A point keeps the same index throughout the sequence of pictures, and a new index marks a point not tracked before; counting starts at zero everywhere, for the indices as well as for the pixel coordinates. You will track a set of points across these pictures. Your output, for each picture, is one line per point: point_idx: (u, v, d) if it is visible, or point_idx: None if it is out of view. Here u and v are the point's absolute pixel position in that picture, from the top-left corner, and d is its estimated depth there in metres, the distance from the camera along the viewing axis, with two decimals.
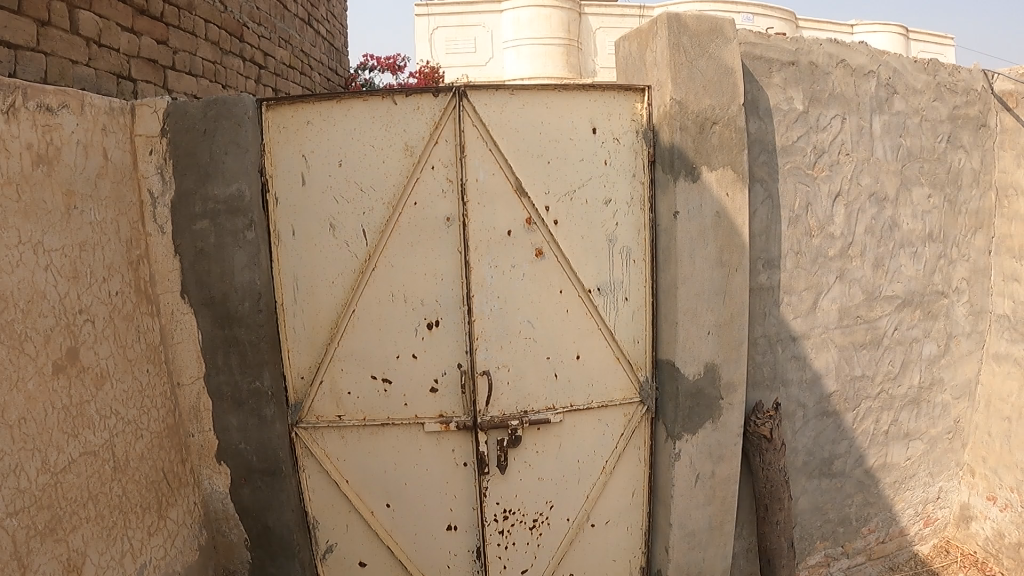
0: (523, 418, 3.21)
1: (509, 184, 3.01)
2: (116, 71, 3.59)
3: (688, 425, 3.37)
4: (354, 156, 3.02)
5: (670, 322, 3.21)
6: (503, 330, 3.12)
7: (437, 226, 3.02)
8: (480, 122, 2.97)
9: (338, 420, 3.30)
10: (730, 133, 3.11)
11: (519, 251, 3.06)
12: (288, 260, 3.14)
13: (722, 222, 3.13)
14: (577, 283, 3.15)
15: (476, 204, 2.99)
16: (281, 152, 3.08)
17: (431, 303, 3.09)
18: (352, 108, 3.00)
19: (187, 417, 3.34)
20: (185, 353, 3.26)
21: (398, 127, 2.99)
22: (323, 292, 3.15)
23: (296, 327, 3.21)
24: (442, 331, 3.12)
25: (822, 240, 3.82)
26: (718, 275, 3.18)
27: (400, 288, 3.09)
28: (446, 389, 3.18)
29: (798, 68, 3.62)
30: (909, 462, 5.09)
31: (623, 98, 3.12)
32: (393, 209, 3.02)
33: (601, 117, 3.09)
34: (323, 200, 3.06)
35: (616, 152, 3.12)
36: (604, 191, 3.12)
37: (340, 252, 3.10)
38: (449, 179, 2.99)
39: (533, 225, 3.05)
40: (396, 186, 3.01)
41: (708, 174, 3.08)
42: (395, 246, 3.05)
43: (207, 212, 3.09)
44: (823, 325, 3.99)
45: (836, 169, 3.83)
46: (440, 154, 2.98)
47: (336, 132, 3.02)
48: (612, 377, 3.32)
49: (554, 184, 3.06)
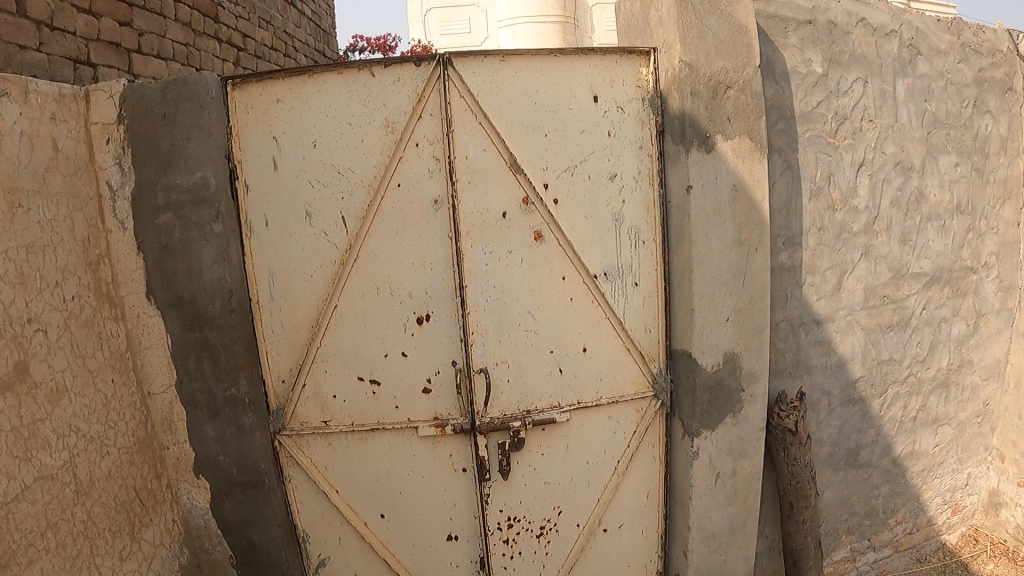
0: (526, 418, 2.92)
1: (503, 161, 2.69)
2: (72, 55, 3.31)
3: (707, 422, 3.12)
4: (329, 136, 2.70)
5: (685, 309, 2.91)
6: (501, 323, 2.80)
7: (424, 210, 2.70)
8: (468, 92, 2.64)
9: (324, 425, 3.04)
10: (746, 98, 2.80)
11: (516, 235, 2.74)
12: (263, 253, 2.86)
13: (740, 197, 2.83)
14: (582, 269, 2.82)
15: (466, 184, 2.68)
16: (250, 135, 2.78)
17: (420, 296, 2.78)
18: (325, 83, 2.68)
19: (160, 428, 3.13)
20: (154, 361, 3.04)
21: (376, 101, 2.67)
22: (302, 287, 2.87)
23: (274, 326, 2.94)
24: (433, 327, 2.81)
25: (846, 215, 3.52)
26: (736, 255, 2.89)
27: (386, 280, 2.78)
28: (440, 389, 2.90)
29: (815, 27, 3.31)
30: (937, 449, 4.80)
31: (625, 61, 2.78)
32: (375, 193, 2.71)
33: (602, 84, 2.75)
34: (297, 185, 2.76)
35: (621, 122, 2.79)
36: (608, 165, 2.78)
37: (318, 242, 2.80)
38: (436, 157, 2.67)
39: (530, 206, 2.73)
40: (377, 167, 2.70)
41: (724, 144, 2.77)
42: (378, 234, 2.74)
43: (169, 204, 2.80)
44: (849, 307, 3.70)
45: (859, 138, 3.52)
46: (425, 130, 2.66)
47: (308, 110, 2.71)
48: (622, 371, 3.02)
49: (553, 159, 2.73)
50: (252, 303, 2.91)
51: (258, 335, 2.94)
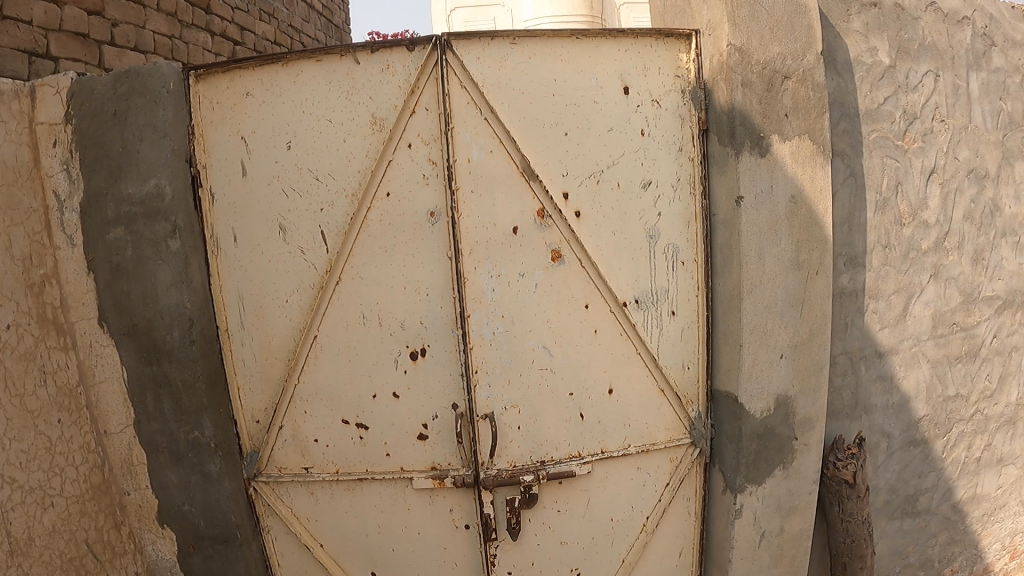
0: (539, 471, 2.40)
1: (513, 165, 2.14)
2: (27, 47, 2.93)
3: (753, 475, 2.64)
4: (307, 135, 2.23)
5: (731, 343, 2.43)
6: (511, 361, 2.26)
7: (419, 223, 2.18)
8: (471, 82, 2.10)
9: (305, 473, 2.51)
10: (807, 91, 2.32)
11: (530, 254, 2.19)
12: (231, 273, 2.41)
13: (799, 210, 2.36)
14: (609, 295, 2.29)
15: (469, 194, 2.13)
16: (215, 135, 2.35)
17: (412, 327, 2.24)
18: (301, 73, 2.22)
19: (120, 472, 2.62)
20: (107, 395, 2.54)
21: (361, 94, 2.17)
22: (275, 315, 2.38)
23: (246, 359, 2.46)
24: (431, 364, 2.27)
25: (914, 229, 3.07)
26: (794, 279, 2.42)
27: (373, 307, 2.26)
28: (438, 436, 2.36)
29: (881, 11, 2.83)
30: (1000, 491, 4.24)
31: (661, 47, 2.26)
32: (359, 203, 2.21)
33: (633, 72, 2.21)
34: (269, 194, 2.29)
35: (657, 119, 2.25)
36: (641, 170, 2.24)
37: (292, 261, 2.31)
38: (432, 161, 2.14)
39: (545, 221, 2.18)
40: (362, 172, 2.20)
41: (781, 146, 2.28)
42: (363, 252, 2.23)
43: (121, 217, 2.38)
44: (914, 336, 3.26)
45: (930, 140, 3.04)
46: (419, 127, 2.13)
47: (282, 105, 2.24)
48: (655, 415, 2.54)
49: (577, 164, 2.17)
50: (219, 331, 2.45)
51: (227, 369, 2.47)
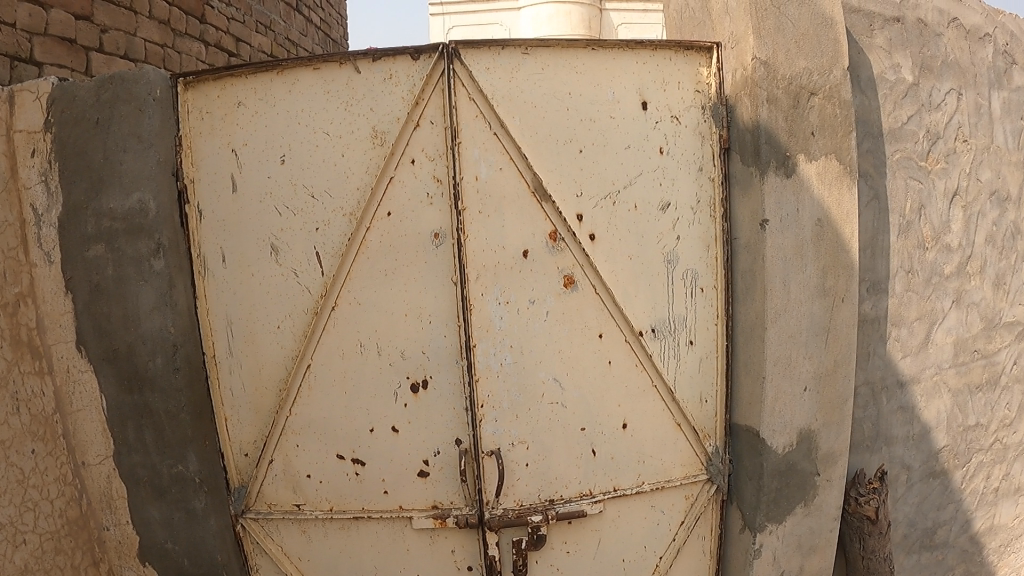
0: (548, 511, 2.22)
1: (525, 183, 1.97)
2: (10, 52, 2.79)
3: (774, 514, 2.48)
4: (301, 148, 2.05)
5: (754, 375, 2.27)
6: (520, 394, 2.09)
7: (422, 246, 1.99)
8: (480, 94, 1.93)
9: (296, 510, 2.31)
10: (833, 108, 2.21)
11: (541, 280, 2.02)
12: (219, 295, 2.24)
13: (825, 234, 2.24)
14: (625, 324, 2.14)
15: (476, 214, 1.95)
16: (204, 147, 2.20)
17: (412, 357, 2.08)
18: (296, 82, 2.05)
19: (98, 505, 2.43)
20: (85, 424, 2.36)
21: (361, 105, 1.99)
22: (266, 341, 2.22)
23: (234, 387, 2.29)
24: (433, 397, 2.11)
25: (937, 253, 2.95)
26: (819, 307, 2.29)
27: (371, 336, 2.09)
28: (440, 473, 2.18)
29: (904, 26, 2.73)
30: (1017, 522, 4.08)
31: (681, 60, 2.13)
32: (357, 223, 2.02)
33: (652, 86, 2.08)
34: (260, 211, 2.12)
35: (676, 136, 2.11)
36: (660, 191, 2.09)
37: (284, 284, 2.14)
38: (437, 178, 1.95)
39: (558, 244, 2.01)
40: (361, 190, 2.01)
41: (808, 167, 2.16)
42: (361, 276, 2.05)
43: (102, 233, 2.22)
44: (936, 364, 3.13)
45: (953, 161, 2.93)
46: (423, 142, 1.95)
47: (275, 116, 2.08)
48: (670, 450, 2.39)
49: (594, 183, 2.01)
50: (205, 357, 2.28)
51: (213, 397, 2.29)
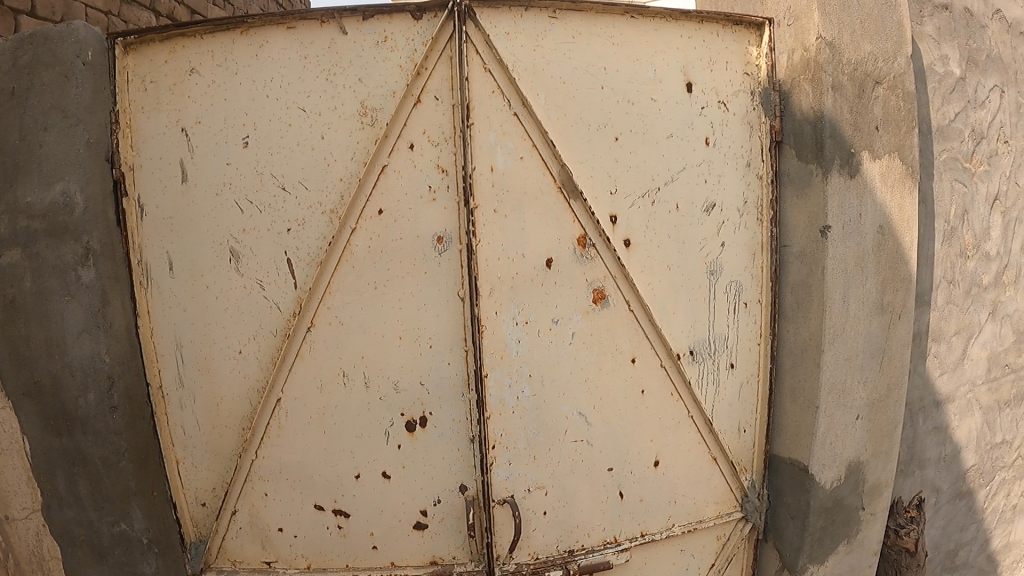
0: (568, 564, 1.85)
1: (549, 176, 1.61)
2: None
3: (817, 555, 2.17)
4: (270, 128, 1.63)
5: (802, 403, 2.00)
6: (538, 431, 1.74)
7: (422, 252, 1.60)
8: (498, 64, 1.56)
9: (266, 570, 1.91)
10: (897, 100, 1.93)
11: (566, 295, 1.66)
12: (166, 312, 1.86)
13: (886, 242, 1.95)
14: (661, 346, 1.79)
15: (491, 214, 1.59)
16: (146, 126, 1.80)
17: (407, 390, 1.70)
18: (265, 45, 1.64)
19: (28, 568, 1.98)
20: (6, 470, 1.91)
21: (346, 74, 1.59)
22: (225, 369, 1.85)
23: (186, 424, 1.91)
24: (433, 438, 1.74)
25: (977, 263, 2.69)
26: (877, 326, 2.01)
27: (356, 363, 1.70)
28: (440, 524, 1.80)
29: (951, 15, 2.48)
30: None
31: (729, 37, 1.81)
32: (340, 223, 1.60)
33: (697, 64, 1.74)
34: (217, 207, 1.71)
35: (724, 125, 1.78)
36: (704, 189, 1.76)
37: (247, 299, 1.74)
38: (442, 168, 1.57)
39: (587, 252, 1.65)
40: (345, 181, 1.60)
41: (871, 166, 1.89)
42: (344, 289, 1.65)
43: (18, 236, 1.79)
44: (970, 381, 2.88)
45: (995, 163, 2.67)
46: (426, 122, 1.57)
47: (237, 87, 1.66)
48: (704, 488, 2.02)
49: (631, 178, 1.67)
50: (151, 389, 1.90)
51: (160, 435, 1.92)
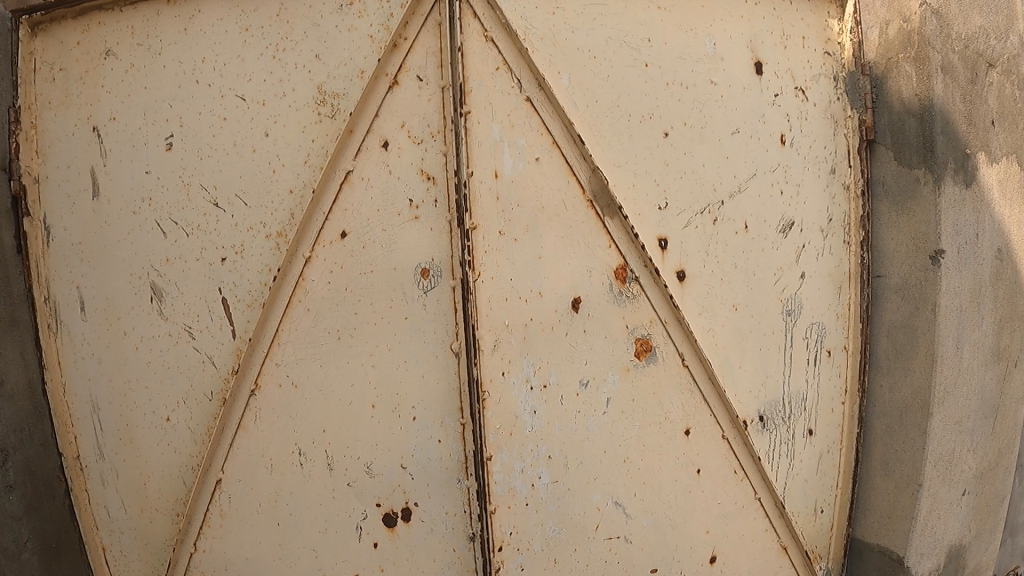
0: None
1: (575, 185, 1.18)
2: None
3: None
4: (200, 124, 1.22)
5: (898, 480, 1.53)
6: (561, 527, 1.27)
7: (401, 289, 1.18)
8: (504, 31, 1.15)
9: None
10: (1014, 88, 1.51)
11: (599, 347, 1.22)
12: (78, 365, 1.46)
13: (1005, 270, 1.52)
14: (724, 414, 1.33)
15: (496, 238, 1.16)
16: (54, 127, 1.38)
17: (383, 474, 1.26)
18: (197, 15, 1.23)
19: None
20: None
21: (300, 50, 1.18)
22: (151, 440, 1.41)
23: (109, 503, 1.49)
24: (419, 534, 1.27)
25: None
26: (991, 378, 1.56)
27: (317, 437, 1.27)
28: None
29: None
30: None
31: (805, 6, 1.39)
32: (289, 251, 1.18)
33: (766, 38, 1.33)
34: (134, 228, 1.29)
35: (802, 118, 1.36)
36: (780, 203, 1.33)
37: (174, 350, 1.32)
38: (428, 174, 1.15)
39: (628, 289, 1.21)
40: (297, 194, 1.18)
41: (988, 171, 1.47)
42: (299, 341, 1.22)
43: None
44: None
45: None
46: (405, 111, 1.15)
47: (160, 71, 1.25)
48: None
49: (685, 189, 1.24)
50: (64, 458, 1.50)
51: (80, 518, 1.51)
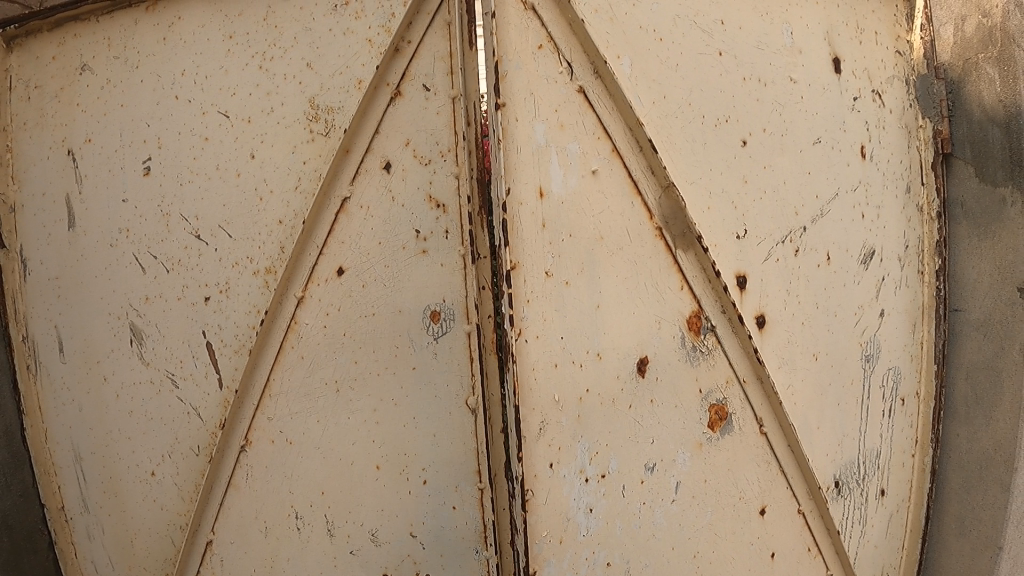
0: None
1: (641, 207, 1.00)
2: None
3: None
4: (178, 146, 1.08)
5: (975, 541, 1.25)
6: None
7: (409, 335, 1.01)
8: (553, 3, 0.96)
9: None
10: None
11: (667, 421, 1.03)
12: (59, 411, 1.27)
13: None
14: (801, 483, 1.13)
15: (542, 281, 0.96)
16: (30, 151, 1.22)
17: (391, 543, 1.07)
18: (178, 22, 1.09)
19: None
20: None
21: (291, 57, 1.03)
22: (137, 498, 1.22)
23: (97, 561, 1.29)
24: None
25: None
26: None
27: (315, 500, 1.08)
28: None
29: None
30: None
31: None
32: (279, 290, 1.03)
33: (843, 31, 1.16)
34: (111, 262, 1.15)
35: (881, 127, 1.19)
36: (861, 228, 1.16)
37: (156, 400, 1.16)
38: (437, 200, 0.99)
39: (703, 342, 1.04)
40: (287, 225, 1.03)
41: None
42: (290, 395, 1.06)
43: None
44: None
45: None
46: (410, 126, 0.99)
47: (137, 87, 1.11)
48: None
49: (765, 213, 1.07)
50: (47, 511, 1.31)
51: None
